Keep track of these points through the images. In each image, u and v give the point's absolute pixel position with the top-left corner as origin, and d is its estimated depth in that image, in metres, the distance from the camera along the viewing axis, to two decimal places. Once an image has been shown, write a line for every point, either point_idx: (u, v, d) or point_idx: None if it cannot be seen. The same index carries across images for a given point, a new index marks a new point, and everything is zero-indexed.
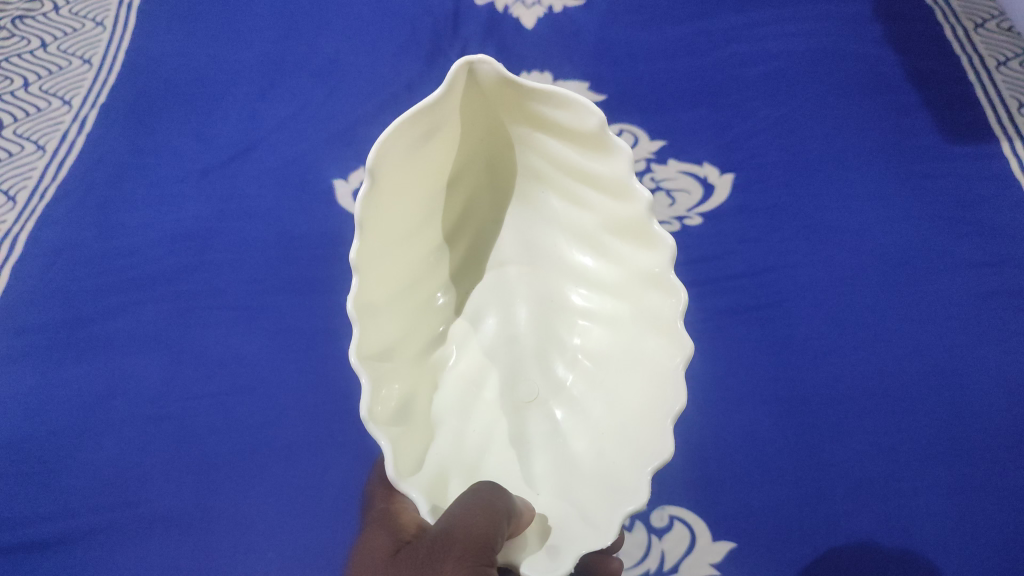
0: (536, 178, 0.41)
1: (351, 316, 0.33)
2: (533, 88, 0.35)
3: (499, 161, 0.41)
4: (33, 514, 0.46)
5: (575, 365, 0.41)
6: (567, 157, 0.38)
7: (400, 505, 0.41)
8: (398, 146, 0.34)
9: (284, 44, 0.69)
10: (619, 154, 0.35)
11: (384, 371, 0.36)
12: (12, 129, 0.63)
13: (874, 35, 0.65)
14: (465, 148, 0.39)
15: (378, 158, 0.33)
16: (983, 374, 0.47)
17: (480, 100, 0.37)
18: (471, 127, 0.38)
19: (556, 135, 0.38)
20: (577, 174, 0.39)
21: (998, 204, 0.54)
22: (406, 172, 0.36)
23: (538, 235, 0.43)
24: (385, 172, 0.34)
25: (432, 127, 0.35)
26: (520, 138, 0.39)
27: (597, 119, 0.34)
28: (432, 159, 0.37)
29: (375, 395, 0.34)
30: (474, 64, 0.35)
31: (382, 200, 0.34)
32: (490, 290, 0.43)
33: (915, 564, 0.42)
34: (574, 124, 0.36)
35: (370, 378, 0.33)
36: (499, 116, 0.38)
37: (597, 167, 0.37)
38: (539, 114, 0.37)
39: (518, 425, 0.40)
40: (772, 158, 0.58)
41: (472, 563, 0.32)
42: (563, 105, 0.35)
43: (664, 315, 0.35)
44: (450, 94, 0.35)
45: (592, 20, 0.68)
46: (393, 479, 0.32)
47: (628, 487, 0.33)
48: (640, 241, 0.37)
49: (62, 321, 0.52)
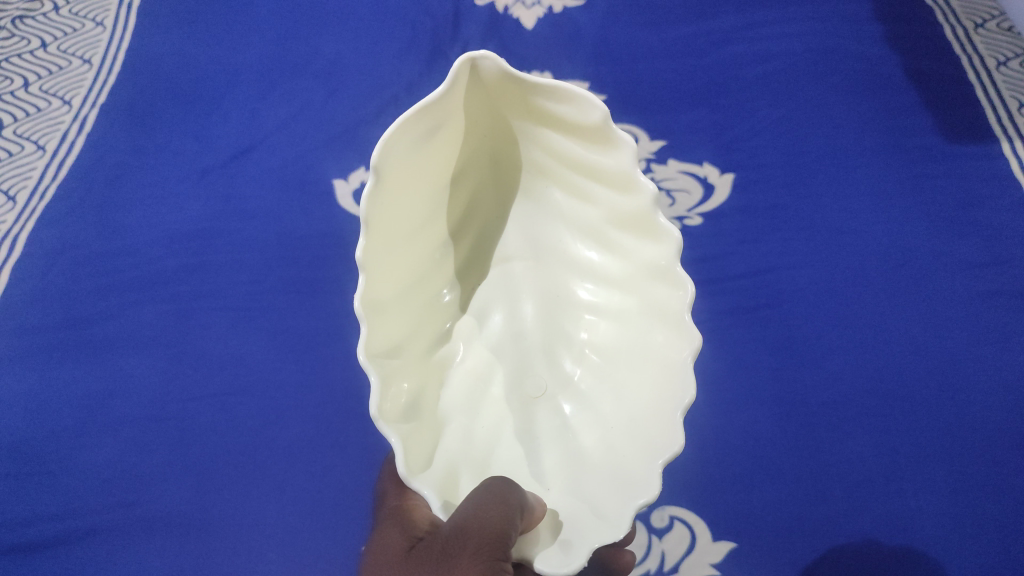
0: (540, 173, 0.41)
1: (359, 314, 0.33)
2: (536, 83, 0.35)
3: (503, 156, 0.41)
4: (31, 516, 0.46)
5: (582, 359, 0.41)
6: (572, 152, 0.38)
7: (412, 501, 0.40)
8: (403, 143, 0.34)
9: (285, 44, 0.69)
10: (623, 148, 0.35)
11: (392, 368, 0.36)
12: (11, 129, 0.63)
13: (873, 35, 0.65)
14: (469, 143, 0.39)
15: (383, 155, 0.33)
16: (982, 374, 0.47)
17: (482, 95, 0.37)
18: (474, 123, 0.38)
19: (560, 130, 0.38)
20: (582, 168, 0.39)
21: (998, 204, 0.54)
22: (412, 169, 0.36)
23: (544, 230, 0.42)
24: (390, 169, 0.34)
25: (436, 123, 0.35)
26: (523, 133, 0.39)
27: (601, 113, 0.34)
28: (436, 156, 0.37)
29: (384, 392, 0.34)
30: (476, 60, 0.35)
31: (388, 197, 0.34)
32: (496, 286, 0.43)
33: (915, 564, 0.42)
34: (578, 118, 0.36)
35: (379, 375, 0.33)
36: (502, 111, 0.38)
37: (603, 161, 0.37)
38: (543, 109, 0.37)
39: (527, 421, 0.40)
40: (772, 158, 0.58)
41: (487, 558, 0.32)
42: (567, 100, 0.35)
43: (672, 308, 0.35)
44: (453, 90, 0.35)
45: (592, 20, 0.69)
46: (404, 477, 0.32)
47: (640, 479, 0.33)
48: (646, 235, 0.37)
49: (61, 321, 0.52)
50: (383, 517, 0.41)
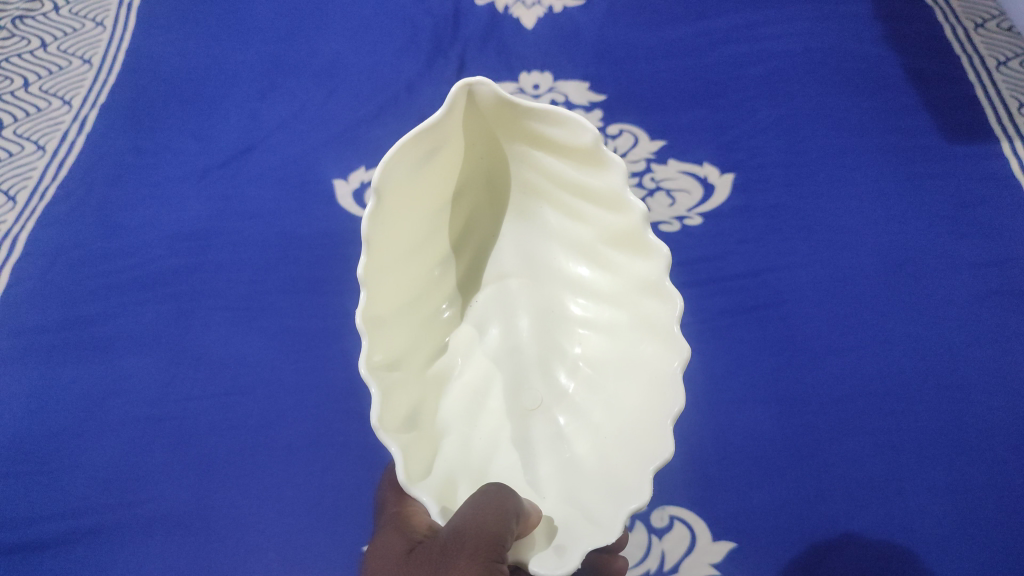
0: (534, 192, 0.41)
1: (361, 327, 0.33)
2: (529, 107, 0.35)
3: (499, 177, 0.41)
4: (32, 516, 0.46)
5: (575, 372, 0.41)
6: (565, 172, 0.38)
7: (412, 507, 0.40)
8: (403, 164, 0.34)
9: (285, 43, 0.69)
10: (613, 168, 0.35)
11: (394, 380, 0.36)
12: (11, 129, 0.63)
13: (873, 35, 0.65)
14: (466, 165, 0.39)
15: (384, 175, 0.33)
16: (982, 373, 0.47)
17: (479, 120, 0.37)
18: (472, 145, 0.38)
19: (552, 151, 0.38)
20: (574, 187, 0.39)
21: (998, 204, 0.54)
22: (412, 189, 0.36)
23: (538, 247, 0.42)
24: (391, 188, 0.34)
25: (434, 145, 0.35)
26: (518, 155, 0.39)
27: (592, 134, 0.34)
28: (435, 177, 0.37)
29: (385, 405, 0.34)
30: (473, 86, 0.35)
31: (387, 215, 0.34)
32: (492, 301, 0.43)
33: (915, 564, 0.42)
34: (569, 139, 0.36)
35: (380, 387, 0.33)
36: (498, 135, 0.38)
37: (594, 180, 0.37)
38: (535, 132, 0.37)
39: (523, 431, 0.40)
40: (772, 157, 0.58)
41: (484, 559, 0.32)
42: (557, 122, 0.35)
43: (662, 322, 0.36)
44: (451, 115, 0.35)
45: (592, 20, 0.69)
46: (404, 484, 0.32)
47: (631, 486, 0.33)
48: (637, 251, 0.37)
49: (62, 321, 0.52)
50: (383, 523, 0.40)
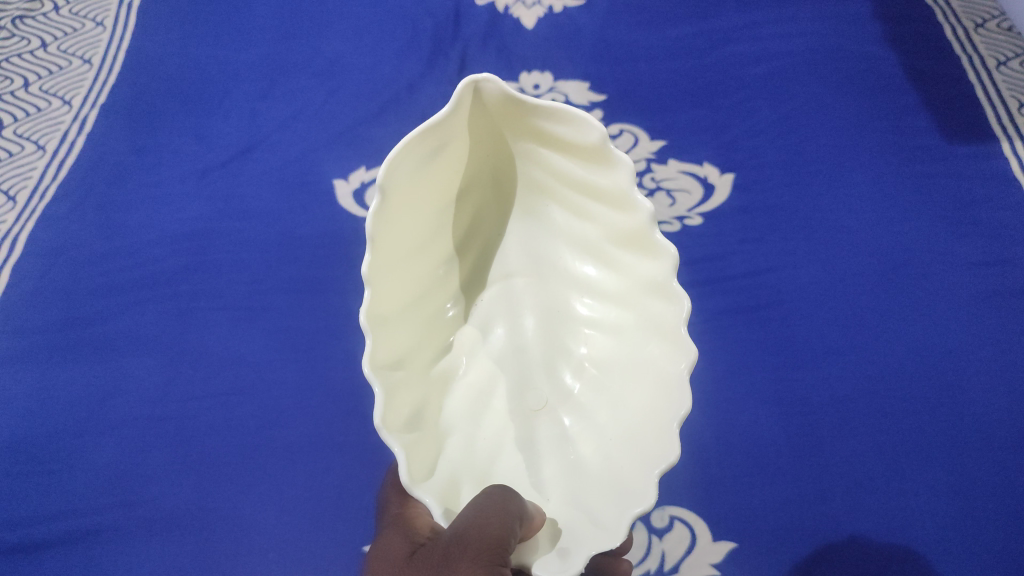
0: (540, 191, 0.41)
1: (365, 327, 0.33)
2: (535, 105, 0.35)
3: (504, 175, 0.41)
4: (32, 517, 0.46)
5: (581, 373, 0.41)
6: (571, 171, 0.38)
7: (414, 509, 0.40)
8: (407, 163, 0.34)
9: (286, 43, 0.69)
10: (620, 167, 0.35)
11: (397, 379, 0.36)
12: (11, 129, 0.63)
13: (873, 35, 0.65)
14: (471, 163, 0.39)
15: (388, 174, 0.33)
16: (982, 374, 0.47)
17: (486, 118, 0.37)
18: (477, 143, 0.38)
19: (560, 150, 0.38)
20: (581, 186, 0.39)
21: (998, 204, 0.54)
22: (416, 188, 0.36)
23: (544, 246, 0.42)
24: (396, 187, 0.34)
25: (439, 143, 0.35)
26: (524, 154, 0.39)
27: (599, 133, 0.34)
28: (439, 175, 0.37)
29: (389, 404, 0.34)
30: (480, 83, 0.35)
31: (393, 214, 0.34)
32: (498, 300, 0.43)
33: (914, 564, 0.42)
34: (575, 138, 0.36)
35: (383, 387, 0.33)
36: (504, 133, 0.38)
37: (601, 180, 0.37)
38: (542, 130, 0.37)
39: (528, 432, 0.40)
40: (772, 157, 0.58)
41: (487, 562, 0.32)
42: (564, 121, 0.36)
43: (669, 322, 0.36)
44: (457, 113, 0.35)
45: (592, 20, 0.69)
46: (407, 485, 0.32)
47: (637, 489, 0.33)
48: (643, 250, 0.37)
49: (63, 321, 0.52)
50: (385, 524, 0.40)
